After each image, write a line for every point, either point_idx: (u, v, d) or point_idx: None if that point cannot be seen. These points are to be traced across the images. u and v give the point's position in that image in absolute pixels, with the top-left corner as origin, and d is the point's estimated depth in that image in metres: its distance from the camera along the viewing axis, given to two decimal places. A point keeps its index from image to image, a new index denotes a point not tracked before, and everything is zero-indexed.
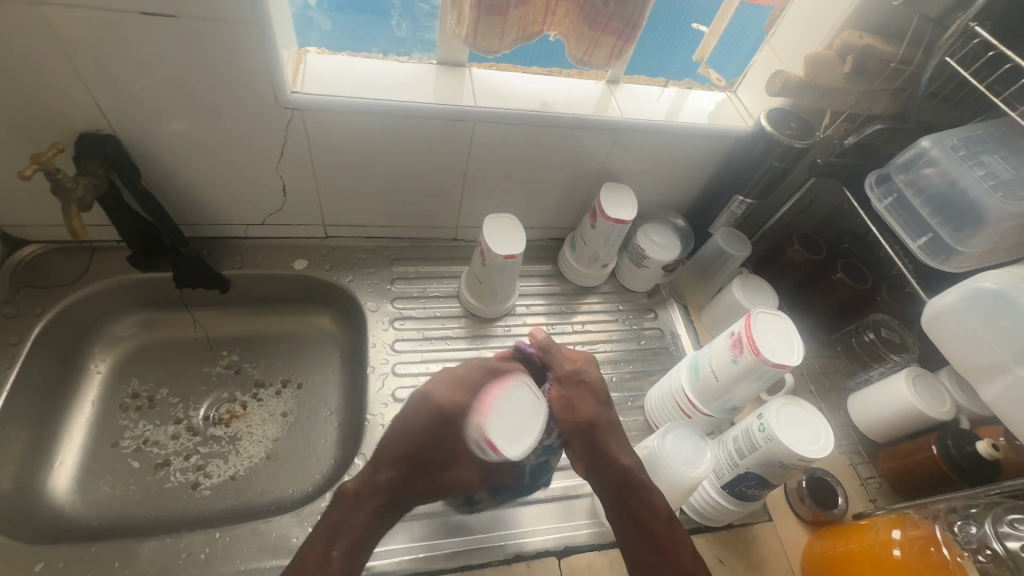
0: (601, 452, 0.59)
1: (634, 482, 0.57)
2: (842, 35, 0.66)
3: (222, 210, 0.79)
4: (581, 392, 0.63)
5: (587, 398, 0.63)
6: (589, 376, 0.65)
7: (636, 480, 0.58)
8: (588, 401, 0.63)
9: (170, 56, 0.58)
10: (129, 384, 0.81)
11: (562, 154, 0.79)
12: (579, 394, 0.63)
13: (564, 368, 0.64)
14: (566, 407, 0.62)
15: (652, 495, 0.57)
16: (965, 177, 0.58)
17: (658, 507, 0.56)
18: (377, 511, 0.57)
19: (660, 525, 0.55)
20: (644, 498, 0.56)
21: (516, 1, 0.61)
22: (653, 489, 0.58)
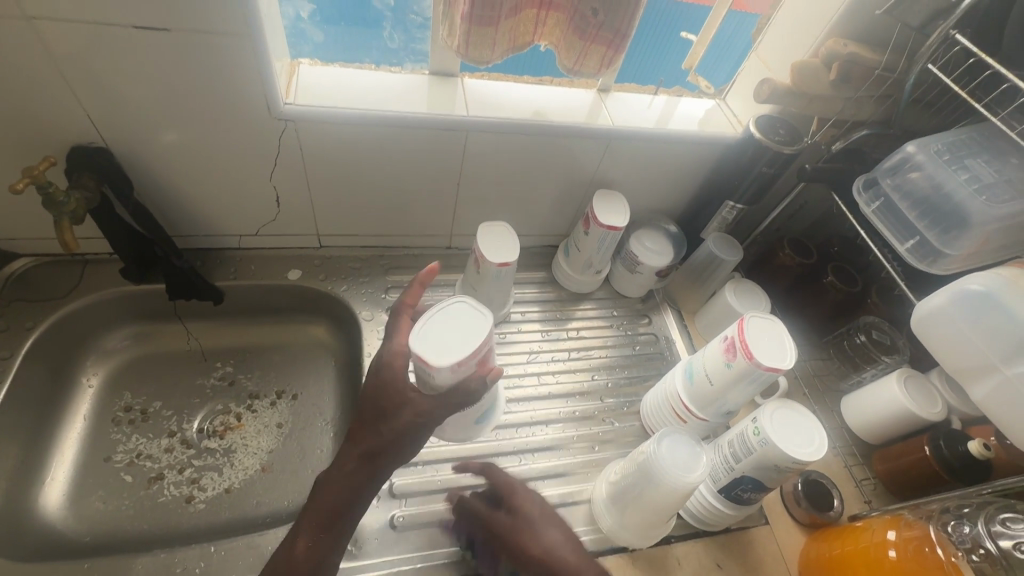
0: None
1: None
2: (828, 43, 0.68)
3: (215, 221, 0.78)
4: (518, 530, 0.58)
5: (524, 531, 0.57)
6: (520, 503, 0.60)
7: None
8: (527, 533, 0.57)
9: (162, 69, 0.58)
10: (122, 397, 0.80)
11: (555, 162, 0.80)
12: (517, 531, 0.58)
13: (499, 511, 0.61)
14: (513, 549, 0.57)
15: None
16: (950, 180, 0.60)
17: None
18: (331, 527, 0.54)
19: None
20: None
21: (507, 12, 0.62)
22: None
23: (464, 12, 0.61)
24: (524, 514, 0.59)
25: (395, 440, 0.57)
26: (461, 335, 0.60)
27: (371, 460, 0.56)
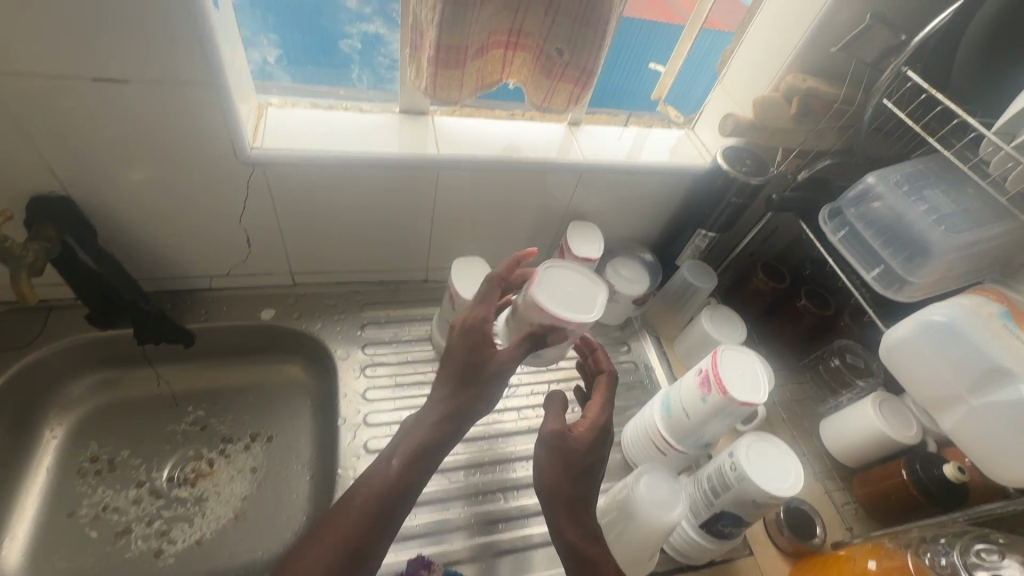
0: (552, 528, 0.55)
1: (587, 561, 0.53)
2: (788, 79, 0.69)
3: (184, 264, 0.77)
4: (557, 452, 0.57)
5: (568, 465, 0.57)
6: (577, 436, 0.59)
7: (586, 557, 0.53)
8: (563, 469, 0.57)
9: (124, 117, 0.57)
10: (88, 447, 0.77)
11: (528, 196, 0.80)
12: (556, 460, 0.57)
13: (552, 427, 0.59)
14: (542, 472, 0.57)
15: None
16: (909, 211, 0.61)
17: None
18: (421, 459, 0.55)
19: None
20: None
21: (472, 55, 0.63)
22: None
23: (430, 55, 0.61)
24: (583, 459, 0.58)
25: (479, 397, 0.57)
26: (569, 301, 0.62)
27: (458, 415, 0.57)
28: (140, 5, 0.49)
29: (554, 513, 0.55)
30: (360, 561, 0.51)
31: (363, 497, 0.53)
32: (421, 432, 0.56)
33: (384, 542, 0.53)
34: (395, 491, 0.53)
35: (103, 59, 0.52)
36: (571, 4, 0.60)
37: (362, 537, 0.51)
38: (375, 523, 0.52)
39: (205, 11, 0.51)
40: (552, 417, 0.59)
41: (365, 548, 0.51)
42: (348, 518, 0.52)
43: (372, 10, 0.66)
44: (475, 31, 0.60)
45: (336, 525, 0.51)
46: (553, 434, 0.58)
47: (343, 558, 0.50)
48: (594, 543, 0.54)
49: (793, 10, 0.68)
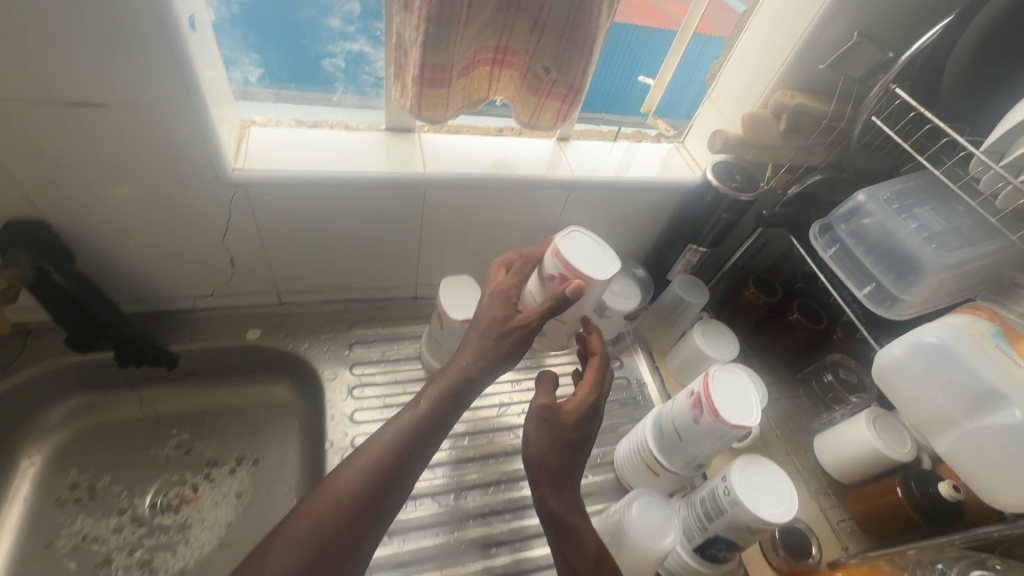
0: (536, 495, 0.57)
1: (566, 526, 0.56)
2: (776, 95, 0.69)
3: (166, 285, 0.75)
4: (547, 425, 0.58)
5: (557, 438, 0.58)
6: (569, 409, 0.61)
7: (568, 523, 0.56)
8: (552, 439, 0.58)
9: (99, 141, 0.55)
10: (67, 474, 0.75)
11: (518, 212, 0.80)
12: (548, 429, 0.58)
13: (542, 400, 0.60)
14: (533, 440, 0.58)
15: (581, 541, 0.56)
16: (900, 229, 0.61)
17: (586, 552, 0.55)
18: (451, 400, 0.57)
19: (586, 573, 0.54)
20: (572, 541, 0.56)
21: (457, 74, 0.62)
22: (586, 546, 0.55)
23: (415, 75, 0.60)
24: (571, 433, 0.59)
25: (507, 349, 0.59)
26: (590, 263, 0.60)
27: (490, 361, 0.58)
28: (114, 28, 0.48)
29: (539, 480, 0.57)
30: (388, 489, 0.52)
31: (397, 428, 0.55)
32: (452, 373, 0.58)
33: (413, 474, 0.55)
34: (426, 428, 0.55)
35: (76, 83, 0.50)
36: (557, 22, 0.59)
37: (395, 465, 0.53)
38: (407, 454, 0.54)
39: (181, 34, 0.50)
40: (542, 392, 0.60)
41: (395, 478, 0.53)
42: (382, 446, 0.54)
43: (355, 29, 0.66)
44: (459, 50, 0.59)
45: (373, 450, 0.53)
46: (545, 407, 0.59)
47: (379, 483, 0.52)
48: (575, 511, 0.58)
49: (781, 26, 0.67)
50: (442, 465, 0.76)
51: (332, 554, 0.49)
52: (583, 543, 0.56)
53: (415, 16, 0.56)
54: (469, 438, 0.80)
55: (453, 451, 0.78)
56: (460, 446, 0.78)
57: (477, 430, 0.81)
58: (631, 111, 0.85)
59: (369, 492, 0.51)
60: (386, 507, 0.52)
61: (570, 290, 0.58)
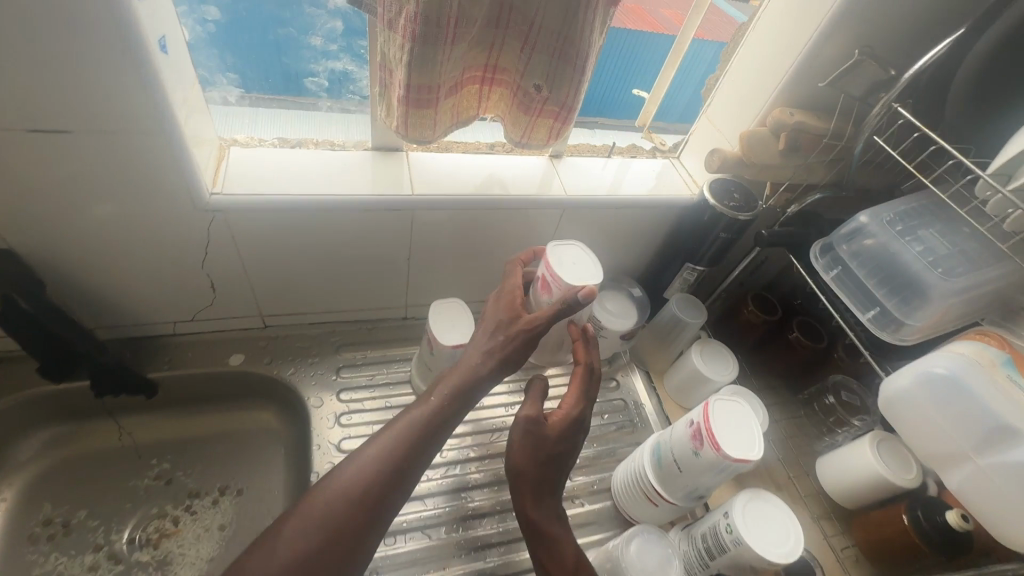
0: (517, 503, 0.61)
1: (544, 533, 0.59)
2: (774, 113, 0.67)
3: (144, 310, 0.72)
4: (529, 437, 0.61)
5: (538, 450, 0.61)
6: (553, 422, 0.63)
7: (545, 530, 0.60)
8: (533, 452, 0.61)
9: (65, 166, 0.52)
10: (40, 509, 0.72)
11: (510, 232, 0.77)
12: (529, 442, 0.61)
13: (526, 412, 0.62)
14: (514, 450, 0.61)
15: (559, 549, 0.59)
16: (905, 252, 0.59)
17: (563, 557, 0.58)
18: (463, 395, 0.58)
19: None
20: (549, 547, 0.59)
21: (444, 93, 0.60)
22: (564, 553, 0.59)
23: (400, 95, 0.57)
24: (552, 445, 0.62)
25: (516, 349, 0.61)
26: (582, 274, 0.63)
27: (500, 360, 0.60)
28: (76, 51, 0.45)
29: (518, 490, 0.61)
30: (402, 477, 0.53)
31: (408, 423, 0.55)
32: (461, 373, 0.59)
33: (419, 470, 0.55)
34: (435, 426, 0.56)
35: (38, 108, 0.48)
36: (547, 40, 0.57)
37: (403, 459, 0.53)
38: (415, 450, 0.54)
39: (150, 57, 0.47)
40: (528, 403, 0.62)
41: (402, 473, 0.53)
42: (392, 440, 0.54)
43: (338, 47, 0.64)
44: (446, 70, 0.57)
45: (383, 445, 0.54)
46: (530, 420, 0.61)
47: (387, 477, 0.52)
48: (555, 520, 0.61)
49: (779, 40, 0.66)
50: (433, 495, 0.73)
51: (336, 545, 0.49)
52: (561, 550, 0.59)
53: (399, 35, 0.53)
54: (462, 466, 0.77)
55: (445, 481, 0.75)
56: (452, 474, 0.76)
57: (470, 457, 0.78)
58: (621, 116, 0.83)
59: (376, 486, 0.52)
60: (391, 500, 0.52)
61: (581, 291, 0.59)
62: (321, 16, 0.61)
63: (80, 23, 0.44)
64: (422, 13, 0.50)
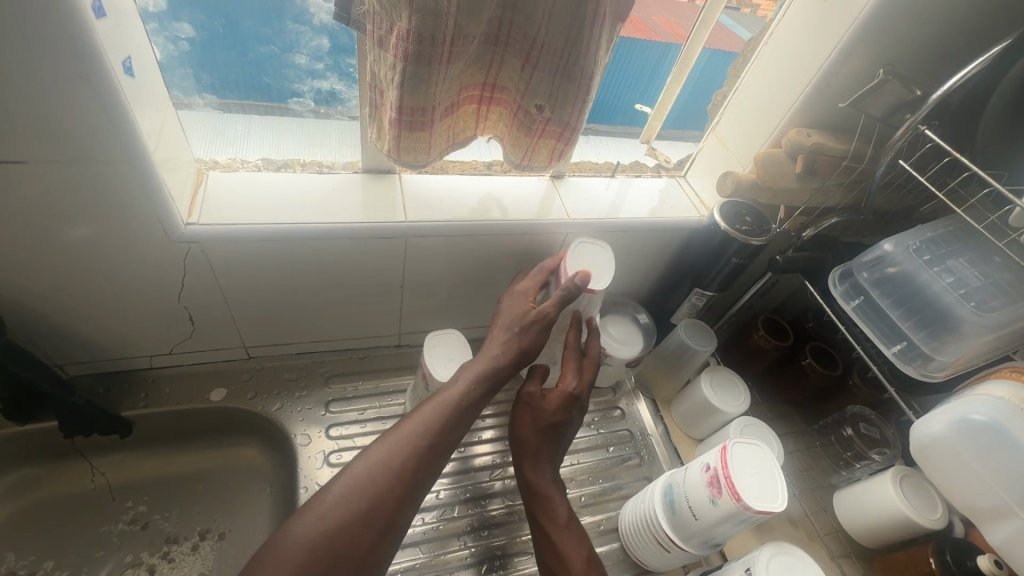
0: (519, 471, 0.68)
1: (543, 496, 0.65)
2: (790, 134, 0.64)
3: (120, 344, 0.68)
4: (528, 409, 0.69)
5: (536, 420, 0.68)
6: (551, 398, 0.69)
7: (542, 494, 0.65)
8: (533, 424, 0.68)
9: (21, 198, 0.48)
10: (2, 562, 0.66)
11: (510, 257, 0.73)
12: (527, 415, 0.69)
13: (528, 389, 0.70)
14: (517, 422, 0.69)
15: (554, 509, 0.64)
16: (936, 284, 0.55)
17: (559, 516, 0.64)
18: (488, 379, 0.59)
19: (555, 536, 0.63)
20: (546, 508, 0.65)
21: (441, 114, 0.56)
22: (559, 513, 0.64)
23: (391, 117, 0.53)
24: (551, 416, 0.68)
25: (531, 338, 0.62)
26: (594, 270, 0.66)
27: (519, 349, 0.62)
28: (23, 76, 0.40)
29: (519, 459, 0.68)
30: (433, 457, 0.54)
31: (439, 403, 0.57)
32: (485, 359, 0.60)
33: (450, 449, 0.56)
34: (465, 407, 0.57)
35: None
36: (550, 58, 0.53)
37: (436, 438, 0.55)
38: (446, 430, 0.56)
39: (111, 81, 0.42)
40: (530, 383, 0.70)
41: (435, 451, 0.54)
42: (425, 417, 0.55)
43: (324, 66, 0.60)
44: (444, 91, 0.53)
45: (417, 423, 0.55)
46: (530, 396, 0.69)
47: (423, 453, 0.53)
48: (552, 485, 0.67)
49: (795, 58, 0.62)
50: (429, 541, 0.68)
51: (374, 520, 0.49)
52: (556, 511, 0.64)
53: (390, 53, 0.49)
54: (460, 508, 0.72)
55: (442, 525, 0.70)
56: (450, 517, 0.71)
57: (468, 497, 0.73)
58: (620, 123, 0.77)
59: (412, 461, 0.52)
60: (426, 476, 0.53)
61: (580, 277, 0.63)
62: (306, 33, 0.56)
63: (28, 47, 0.39)
64: (415, 30, 0.46)
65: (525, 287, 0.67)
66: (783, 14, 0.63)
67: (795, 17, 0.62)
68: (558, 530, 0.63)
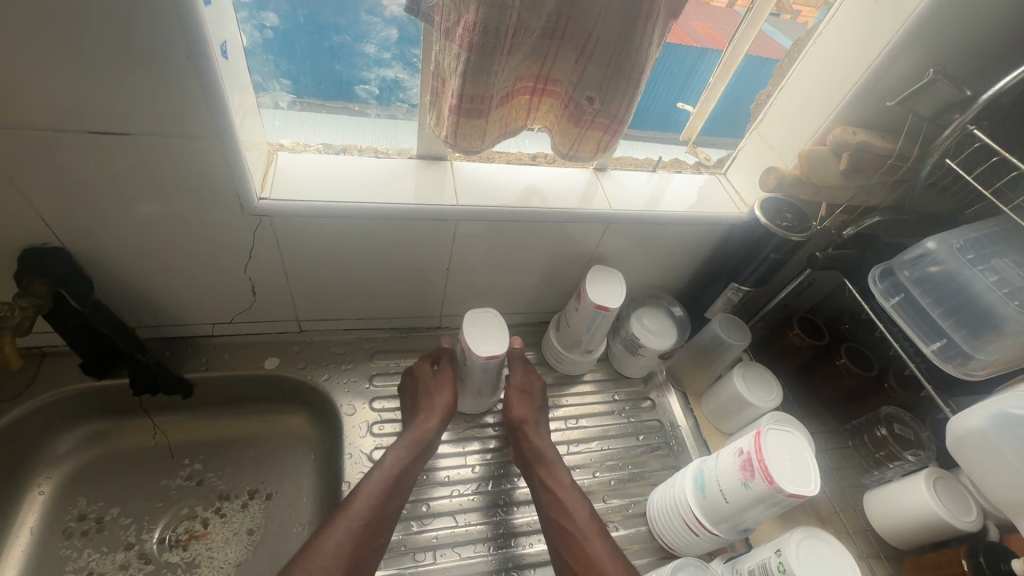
0: (523, 441, 0.73)
1: (547, 463, 0.71)
2: (835, 132, 0.65)
3: (188, 312, 0.73)
4: (520, 397, 0.76)
5: (530, 400, 0.76)
6: (534, 389, 0.77)
7: (544, 459, 0.71)
8: (524, 404, 0.75)
9: (120, 169, 0.53)
10: (75, 505, 0.72)
11: (551, 244, 0.76)
12: (518, 399, 0.75)
13: (516, 379, 0.77)
14: (511, 407, 0.75)
15: (558, 472, 0.70)
16: (978, 282, 0.56)
17: (563, 479, 0.69)
18: (418, 450, 0.69)
19: (561, 494, 0.68)
20: (551, 472, 0.70)
21: (496, 104, 0.59)
22: (563, 475, 0.70)
23: (451, 105, 0.57)
24: (539, 399, 0.77)
25: (448, 386, 0.74)
26: (609, 293, 0.74)
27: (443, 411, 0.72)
28: (140, 57, 0.45)
29: (522, 433, 0.73)
30: (376, 531, 0.62)
31: (375, 483, 0.64)
32: (416, 433, 0.69)
33: (394, 518, 0.64)
34: (397, 484, 0.65)
35: (103, 112, 0.48)
36: (603, 53, 0.56)
37: (374, 518, 0.62)
38: (386, 503, 0.64)
39: (213, 67, 0.47)
40: (517, 373, 0.78)
41: (374, 531, 0.62)
42: (364, 498, 0.63)
43: (391, 55, 0.64)
44: (502, 81, 0.56)
45: (353, 509, 0.62)
46: (517, 384, 0.77)
47: (364, 529, 0.61)
48: (553, 449, 0.73)
49: (844, 58, 0.64)
50: (465, 511, 0.72)
51: None
52: (560, 474, 0.70)
53: (455, 45, 0.52)
54: (492, 483, 0.75)
55: (477, 496, 0.74)
56: (484, 490, 0.74)
57: (503, 473, 0.77)
58: (652, 127, 0.79)
59: (353, 543, 0.60)
60: (372, 551, 0.61)
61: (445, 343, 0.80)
62: (377, 24, 0.61)
63: (147, 32, 0.44)
64: (481, 23, 0.49)
65: (420, 368, 0.76)
66: (833, 15, 0.64)
67: (846, 18, 0.63)
68: (561, 491, 0.68)
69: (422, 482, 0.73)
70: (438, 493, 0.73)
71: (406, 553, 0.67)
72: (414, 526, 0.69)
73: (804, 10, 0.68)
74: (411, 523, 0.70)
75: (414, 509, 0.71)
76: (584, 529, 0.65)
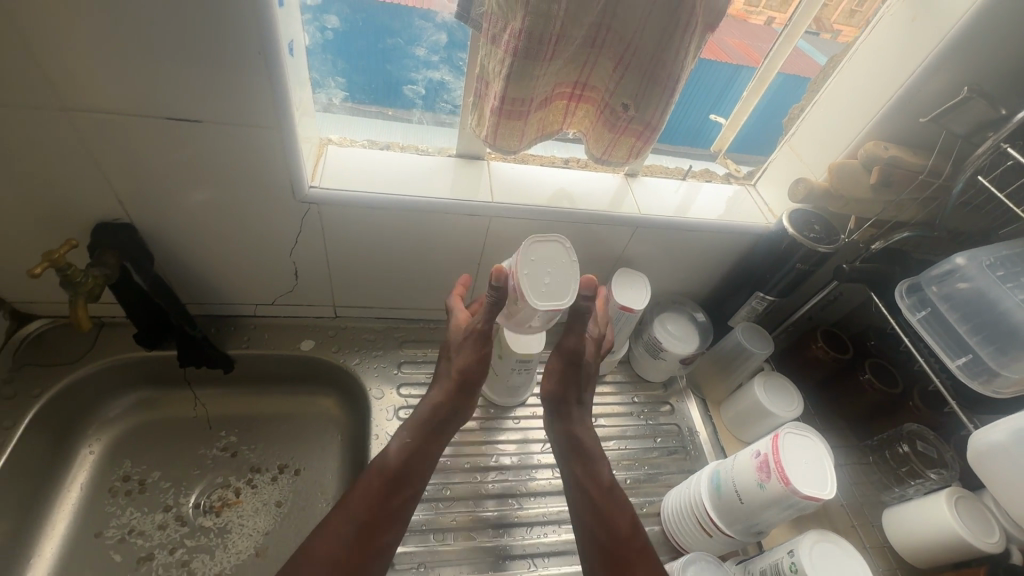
0: (566, 421, 0.73)
1: (588, 453, 0.71)
2: (867, 146, 0.66)
3: (234, 291, 0.78)
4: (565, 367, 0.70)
5: (569, 374, 0.71)
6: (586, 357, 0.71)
7: (589, 454, 0.71)
8: (557, 379, 0.72)
9: (188, 152, 0.58)
10: (120, 467, 0.77)
11: (580, 245, 0.78)
12: (551, 371, 0.72)
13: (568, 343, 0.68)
14: (552, 377, 0.73)
15: (598, 471, 0.70)
16: (1006, 299, 0.56)
17: (602, 479, 0.69)
18: (424, 439, 0.69)
19: (602, 498, 0.68)
20: (592, 469, 0.70)
21: (535, 107, 0.62)
22: (603, 475, 0.69)
23: (493, 106, 0.60)
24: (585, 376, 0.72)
25: (475, 354, 0.69)
26: (633, 295, 0.76)
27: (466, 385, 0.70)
28: (215, 51, 0.50)
29: (565, 409, 0.73)
30: (382, 521, 0.64)
31: (382, 468, 0.66)
32: (425, 414, 0.70)
33: (405, 513, 0.66)
34: (404, 474, 0.66)
35: (180, 99, 0.53)
36: (641, 61, 0.58)
37: (377, 510, 0.63)
38: (391, 494, 0.65)
39: (281, 62, 0.52)
40: (571, 334, 0.68)
41: (381, 518, 0.64)
42: (365, 491, 0.64)
43: (439, 58, 0.68)
44: (541, 84, 0.59)
45: (360, 495, 0.64)
46: (568, 349, 0.68)
47: (370, 520, 0.63)
48: (600, 451, 0.72)
49: (881, 73, 0.65)
50: (482, 498, 0.74)
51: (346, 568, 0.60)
52: (601, 474, 0.70)
53: (501, 49, 0.55)
54: (510, 473, 0.78)
55: (495, 485, 0.76)
56: (502, 480, 0.77)
57: (520, 465, 0.79)
58: (681, 141, 0.82)
59: (360, 529, 0.62)
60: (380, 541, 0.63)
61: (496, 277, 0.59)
62: (429, 29, 0.65)
63: (224, 26, 0.48)
64: (527, 30, 0.52)
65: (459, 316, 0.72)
66: (871, 32, 0.65)
67: (881, 35, 0.64)
68: (599, 491, 0.68)
69: (444, 467, 0.76)
70: (459, 479, 0.75)
71: (425, 532, 0.70)
72: (434, 508, 0.72)
73: (846, 30, 0.69)
74: (431, 504, 0.72)
75: (435, 492, 0.74)
76: (626, 543, 0.64)
